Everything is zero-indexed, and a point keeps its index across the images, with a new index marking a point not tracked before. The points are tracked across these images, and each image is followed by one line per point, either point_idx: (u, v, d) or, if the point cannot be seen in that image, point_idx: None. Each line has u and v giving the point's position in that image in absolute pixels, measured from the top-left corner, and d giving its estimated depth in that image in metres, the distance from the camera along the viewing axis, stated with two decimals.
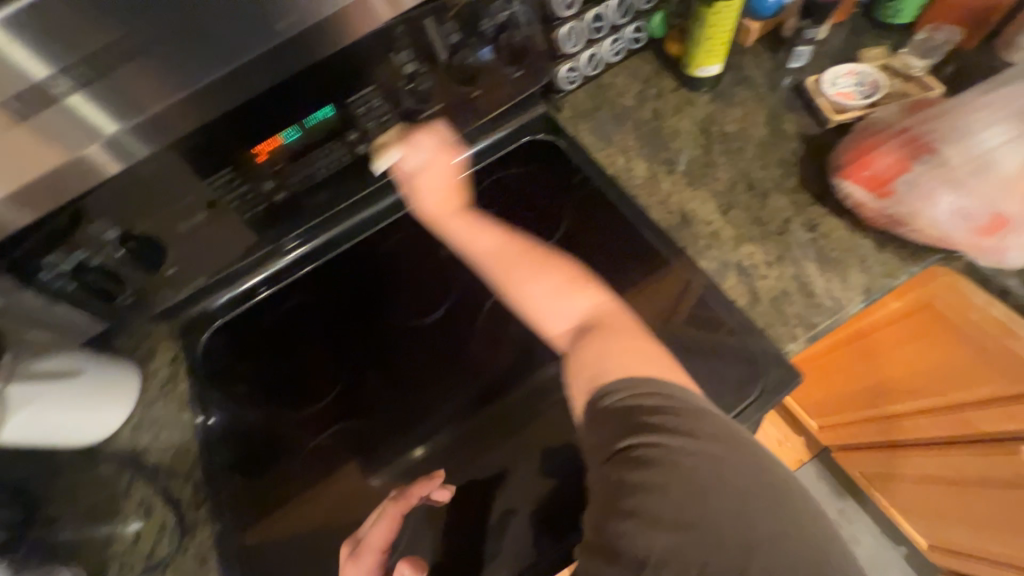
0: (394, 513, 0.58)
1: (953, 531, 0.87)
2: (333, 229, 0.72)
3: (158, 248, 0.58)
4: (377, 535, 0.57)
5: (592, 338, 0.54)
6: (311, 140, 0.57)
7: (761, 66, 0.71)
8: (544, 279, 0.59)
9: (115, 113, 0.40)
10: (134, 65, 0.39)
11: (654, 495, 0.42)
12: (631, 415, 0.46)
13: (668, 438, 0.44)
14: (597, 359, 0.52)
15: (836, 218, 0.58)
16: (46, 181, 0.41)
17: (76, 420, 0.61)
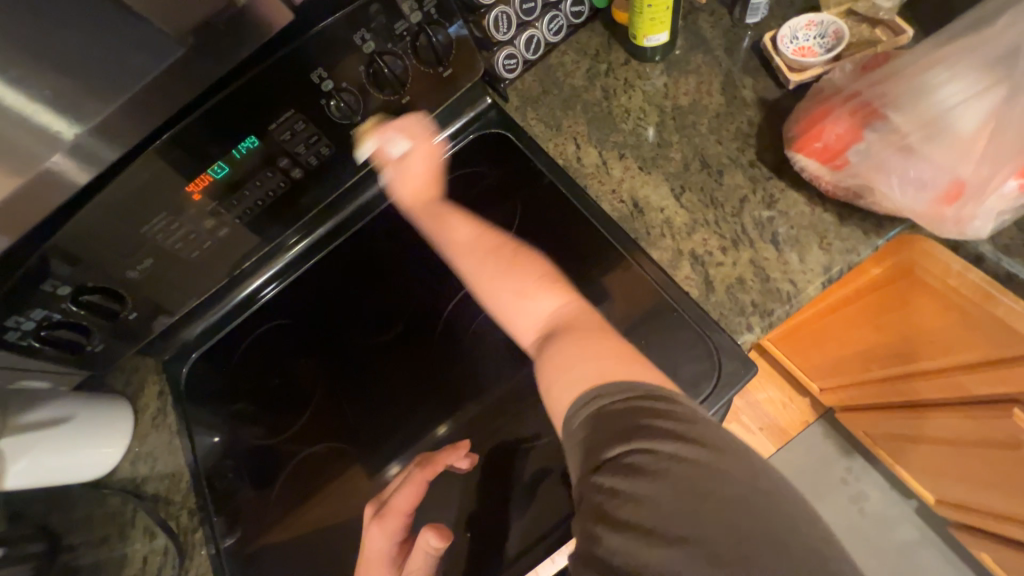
0: (420, 478, 0.56)
1: (958, 487, 0.86)
2: (329, 221, 0.73)
3: (117, 296, 0.59)
4: (404, 498, 0.55)
5: (558, 342, 0.47)
6: (241, 174, 0.56)
7: (716, 25, 0.65)
8: (507, 280, 0.54)
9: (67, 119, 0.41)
10: (59, 70, 0.38)
11: (647, 506, 0.35)
12: (616, 420, 0.39)
13: (664, 444, 0.36)
14: (564, 364, 0.45)
15: (795, 193, 0.55)
16: (21, 201, 0.42)
17: (73, 462, 0.65)
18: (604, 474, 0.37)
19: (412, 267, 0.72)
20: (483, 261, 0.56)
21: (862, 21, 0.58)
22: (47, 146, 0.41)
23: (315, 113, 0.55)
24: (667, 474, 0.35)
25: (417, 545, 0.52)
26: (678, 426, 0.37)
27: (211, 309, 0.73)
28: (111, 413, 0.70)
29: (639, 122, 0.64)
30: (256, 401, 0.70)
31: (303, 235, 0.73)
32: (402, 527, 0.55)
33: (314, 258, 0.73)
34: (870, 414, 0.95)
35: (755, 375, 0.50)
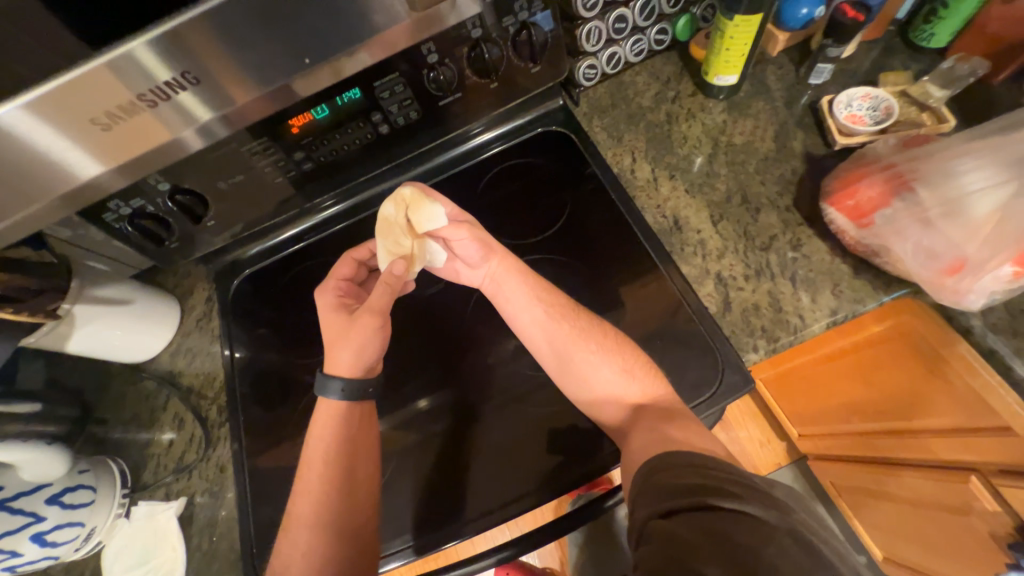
0: (351, 254, 0.68)
1: (906, 547, 0.92)
2: (362, 194, 0.77)
3: (203, 203, 0.66)
4: (339, 270, 0.67)
5: (645, 423, 0.53)
6: (337, 119, 0.62)
7: (782, 79, 0.72)
8: (606, 358, 0.58)
9: (212, 106, 0.47)
10: (233, 67, 0.44)
11: (747, 554, 0.35)
12: (694, 479, 0.43)
13: (743, 506, 0.39)
14: (652, 438, 0.50)
15: (820, 241, 0.61)
16: (150, 154, 0.49)
17: (126, 341, 0.72)
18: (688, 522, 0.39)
19: None
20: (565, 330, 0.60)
21: (912, 104, 0.64)
22: (186, 124, 0.47)
23: (415, 80, 0.62)
24: (761, 534, 0.37)
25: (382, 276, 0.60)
26: (763, 498, 0.40)
27: (256, 241, 0.78)
28: (163, 308, 0.76)
29: (693, 150, 0.70)
30: (288, 328, 0.76)
31: (338, 202, 0.77)
32: (338, 289, 0.66)
33: (351, 220, 0.78)
34: (839, 465, 1.01)
35: (751, 390, 0.56)
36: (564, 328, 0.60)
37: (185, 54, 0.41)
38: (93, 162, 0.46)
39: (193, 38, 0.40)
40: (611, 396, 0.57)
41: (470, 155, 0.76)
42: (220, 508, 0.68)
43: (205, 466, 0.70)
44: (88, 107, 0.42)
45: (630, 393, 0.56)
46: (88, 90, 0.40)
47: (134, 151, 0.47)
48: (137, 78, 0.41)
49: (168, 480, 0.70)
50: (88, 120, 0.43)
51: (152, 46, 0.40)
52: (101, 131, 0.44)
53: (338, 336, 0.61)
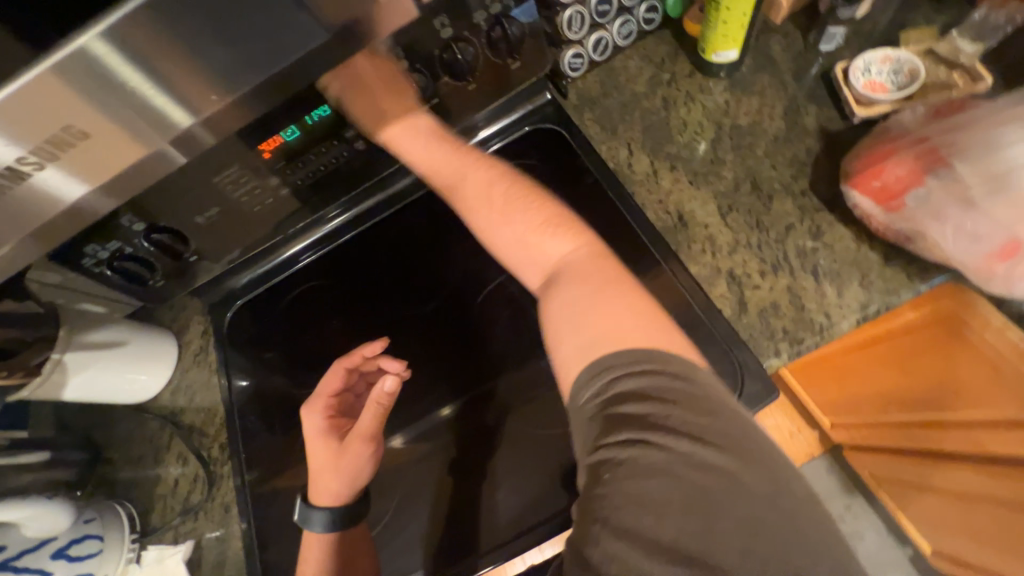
0: (337, 366, 0.63)
1: (955, 540, 0.86)
2: (370, 199, 0.72)
3: (183, 238, 0.63)
4: (327, 383, 0.64)
5: (565, 288, 0.47)
6: (309, 139, 0.59)
7: (788, 48, 0.65)
8: (525, 211, 0.53)
9: (190, 109, 0.33)
10: None
11: (651, 514, 0.35)
12: (628, 398, 0.38)
13: (671, 439, 0.37)
14: (575, 316, 0.44)
15: (842, 227, 0.55)
16: None
17: (123, 383, 0.70)
18: (609, 468, 0.37)
19: (450, 251, 0.77)
20: (484, 196, 0.55)
21: (941, 63, 0.57)
22: (167, 133, 0.34)
23: None
24: (679, 475, 0.36)
25: (369, 398, 0.58)
26: (696, 424, 0.37)
27: (258, 263, 0.74)
28: (158, 346, 0.75)
29: (695, 136, 0.64)
30: (292, 352, 0.77)
31: (343, 211, 0.72)
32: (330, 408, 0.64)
33: (355, 232, 0.73)
34: (875, 454, 0.95)
35: (777, 399, 0.51)
36: (491, 204, 0.54)
37: (139, 53, 0.29)
38: (75, 185, 0.34)
39: (140, 37, 0.28)
40: (532, 262, 0.52)
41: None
42: (229, 546, 0.67)
43: (212, 506, 0.69)
44: (34, 126, 0.29)
45: (544, 252, 0.51)
46: (29, 104, 0.28)
47: (115, 172, 0.35)
48: (80, 80, 0.29)
49: (175, 522, 0.69)
50: (40, 140, 0.30)
51: None
52: (64, 152, 0.32)
53: (331, 467, 0.60)
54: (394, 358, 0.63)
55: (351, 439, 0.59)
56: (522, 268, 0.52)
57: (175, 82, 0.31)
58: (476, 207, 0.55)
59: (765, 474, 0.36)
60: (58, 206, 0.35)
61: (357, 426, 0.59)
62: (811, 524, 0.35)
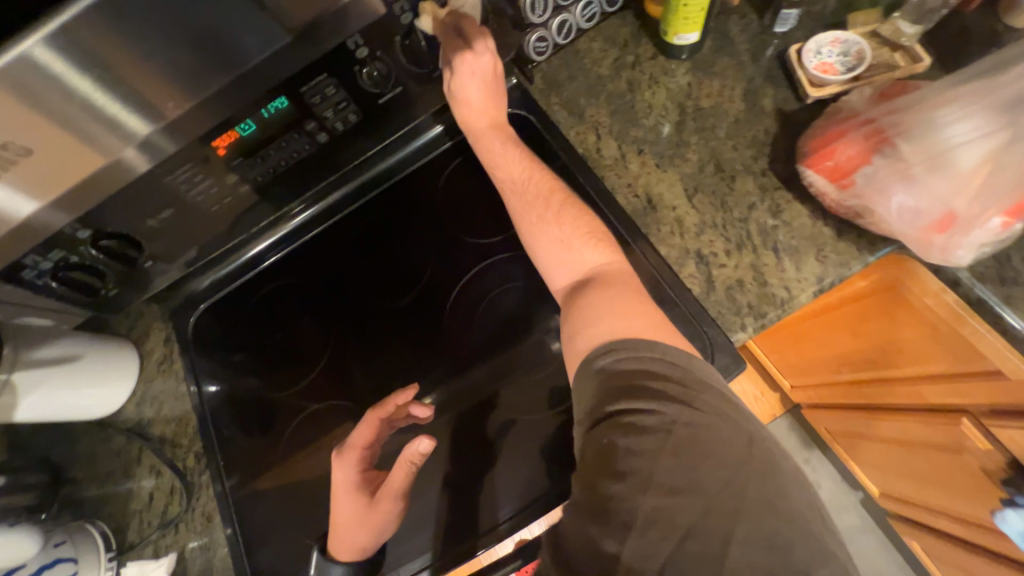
0: (373, 418, 0.57)
1: (902, 483, 0.95)
2: (334, 194, 0.70)
3: (134, 243, 0.59)
4: (360, 434, 0.57)
5: (593, 290, 0.51)
6: (266, 132, 0.56)
7: (745, 29, 0.67)
8: (550, 232, 0.56)
9: (143, 117, 0.45)
10: (132, 63, 0.40)
11: (647, 461, 0.39)
12: (624, 379, 0.43)
13: (668, 405, 0.41)
14: (589, 322, 0.48)
15: (800, 205, 0.58)
16: (89, 176, 0.47)
17: (81, 401, 0.66)
18: (610, 431, 0.41)
19: (417, 235, 0.74)
20: (529, 203, 0.58)
21: (884, 44, 0.60)
22: (122, 138, 0.46)
23: (348, 79, 0.56)
24: (667, 433, 0.40)
25: (402, 456, 0.54)
26: (677, 389, 0.42)
27: (218, 266, 0.71)
28: (115, 358, 0.71)
29: (660, 119, 0.66)
30: (263, 351, 0.74)
31: (308, 206, 0.70)
32: (362, 460, 0.58)
33: (320, 228, 0.71)
34: (830, 412, 1.04)
35: (744, 370, 0.53)
36: (530, 222, 0.58)
37: (94, 58, 0.38)
38: (36, 190, 0.45)
39: (92, 40, 0.38)
40: (567, 267, 0.55)
41: (419, 152, 0.71)
42: (213, 555, 0.65)
43: (192, 516, 0.67)
44: (19, 141, 0.40)
45: (581, 261, 0.55)
46: (4, 115, 0.38)
47: (77, 172, 0.46)
48: (55, 93, 0.39)
49: (154, 536, 0.66)
50: (6, 152, 0.40)
51: (60, 62, 0.37)
52: (33, 157, 0.42)
53: (356, 522, 0.56)
54: (422, 402, 0.62)
55: (380, 496, 0.55)
56: (551, 268, 0.57)
57: (128, 88, 0.42)
58: (528, 210, 0.58)
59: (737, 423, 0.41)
60: (16, 212, 0.46)
61: (387, 482, 0.56)
62: (786, 484, 0.38)
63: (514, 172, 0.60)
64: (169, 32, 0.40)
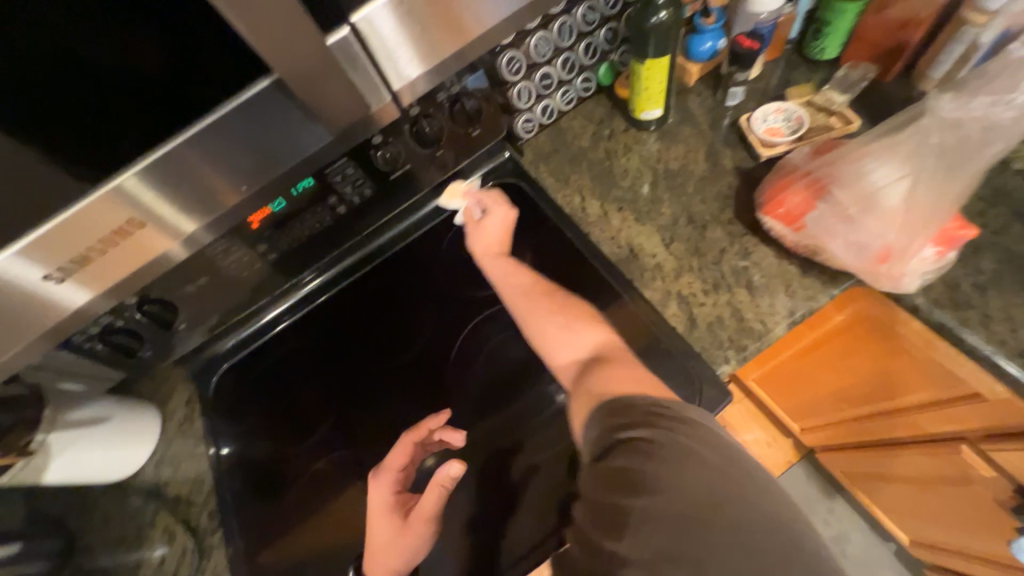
0: (407, 440, 0.65)
1: (926, 525, 0.91)
2: (344, 262, 0.79)
3: (171, 308, 0.67)
4: (396, 456, 0.66)
5: (592, 367, 0.56)
6: (294, 208, 0.65)
7: (702, 104, 0.78)
8: (551, 315, 0.64)
9: (197, 217, 0.48)
10: (200, 172, 0.44)
11: (646, 473, 0.42)
12: (619, 418, 0.47)
13: (665, 427, 0.44)
14: (592, 385, 0.54)
15: (765, 247, 0.64)
16: (136, 274, 0.49)
17: (106, 462, 0.69)
18: (614, 453, 0.45)
19: (422, 290, 0.80)
20: (528, 293, 0.67)
21: (820, 110, 0.70)
22: (172, 237, 0.48)
23: (363, 161, 0.66)
24: (658, 455, 0.42)
25: (433, 479, 0.59)
26: (669, 419, 0.45)
27: (243, 327, 0.78)
28: (141, 418, 0.75)
29: (636, 180, 0.75)
30: (275, 410, 0.76)
31: (319, 274, 0.78)
32: (397, 483, 0.65)
33: (335, 289, 0.79)
34: (842, 452, 1.02)
35: (731, 400, 0.57)
36: (533, 307, 0.65)
37: (172, 171, 0.42)
38: (90, 286, 0.47)
39: (172, 157, 0.41)
40: (567, 345, 0.61)
41: (423, 220, 0.80)
42: None
43: None
44: (89, 247, 0.43)
45: (580, 341, 0.61)
46: (79, 225, 0.41)
47: (126, 271, 0.48)
48: (130, 203, 0.42)
49: None
50: (73, 256, 0.43)
51: (139, 177, 0.41)
52: (91, 262, 0.45)
53: (392, 543, 0.61)
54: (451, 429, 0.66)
55: (414, 517, 0.61)
56: (553, 350, 0.62)
57: (193, 193, 0.45)
58: (533, 305, 0.65)
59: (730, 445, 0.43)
60: (62, 310, 0.47)
61: (420, 506, 0.61)
62: (771, 490, 0.41)
63: (521, 282, 0.70)
64: (244, 151, 0.45)
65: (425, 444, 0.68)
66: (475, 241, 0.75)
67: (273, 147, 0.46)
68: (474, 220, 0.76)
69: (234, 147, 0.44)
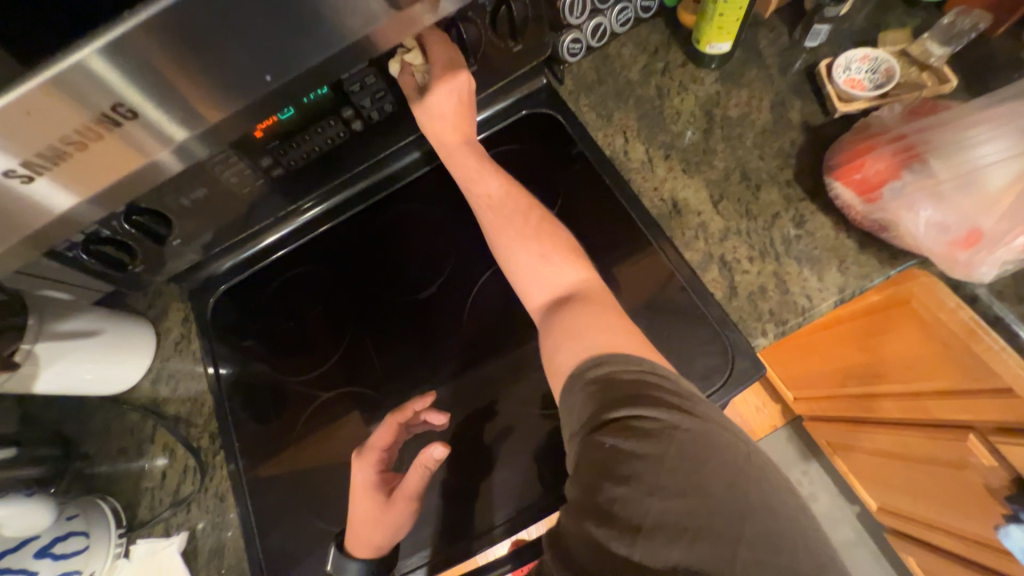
0: (393, 421, 0.59)
1: (900, 497, 0.96)
2: (343, 193, 0.73)
3: (164, 219, 0.60)
4: (379, 436, 0.60)
5: (572, 309, 0.53)
6: (305, 117, 0.56)
7: (775, 43, 0.68)
8: (532, 245, 0.59)
9: (187, 124, 0.36)
10: (198, 57, 0.32)
11: (647, 463, 0.41)
12: (620, 387, 0.44)
13: (665, 412, 0.43)
14: (574, 329, 0.51)
15: (824, 216, 0.59)
16: (119, 185, 0.38)
17: (98, 377, 0.66)
18: (613, 435, 0.42)
19: (438, 226, 0.74)
20: (509, 224, 0.61)
21: (912, 64, 0.61)
22: (161, 145, 0.36)
23: (387, 70, 0.56)
24: (671, 442, 0.41)
25: (416, 460, 0.55)
26: (675, 399, 0.44)
27: (250, 244, 0.73)
28: (135, 334, 0.71)
29: (687, 125, 0.67)
30: (272, 340, 0.72)
31: (319, 202, 0.73)
32: (382, 462, 0.59)
33: (329, 224, 0.74)
34: (832, 423, 1.05)
35: (762, 377, 0.55)
36: (511, 234, 0.60)
37: (139, 68, 0.31)
38: (63, 196, 0.36)
39: (148, 39, 0.30)
40: (543, 281, 0.57)
41: (431, 157, 0.73)
42: (225, 533, 0.64)
43: (205, 496, 0.66)
44: (50, 146, 0.32)
45: (552, 274, 0.57)
46: (29, 118, 0.30)
47: (107, 179, 0.37)
48: (91, 95, 0.31)
49: (166, 514, 0.65)
50: (33, 154, 0.32)
51: (100, 61, 0.30)
52: (65, 162, 0.34)
53: (375, 521, 0.57)
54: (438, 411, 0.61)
55: (397, 496, 0.57)
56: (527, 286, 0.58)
57: (180, 104, 0.34)
58: (508, 224, 0.60)
59: (729, 436, 0.43)
60: (40, 219, 0.37)
61: (404, 484, 0.57)
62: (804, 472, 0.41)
63: (489, 193, 0.63)
64: (239, 63, 0.34)
65: (410, 423, 0.63)
66: (426, 126, 0.62)
67: (308, 24, 0.34)
68: (417, 91, 0.59)
69: (222, 56, 0.33)
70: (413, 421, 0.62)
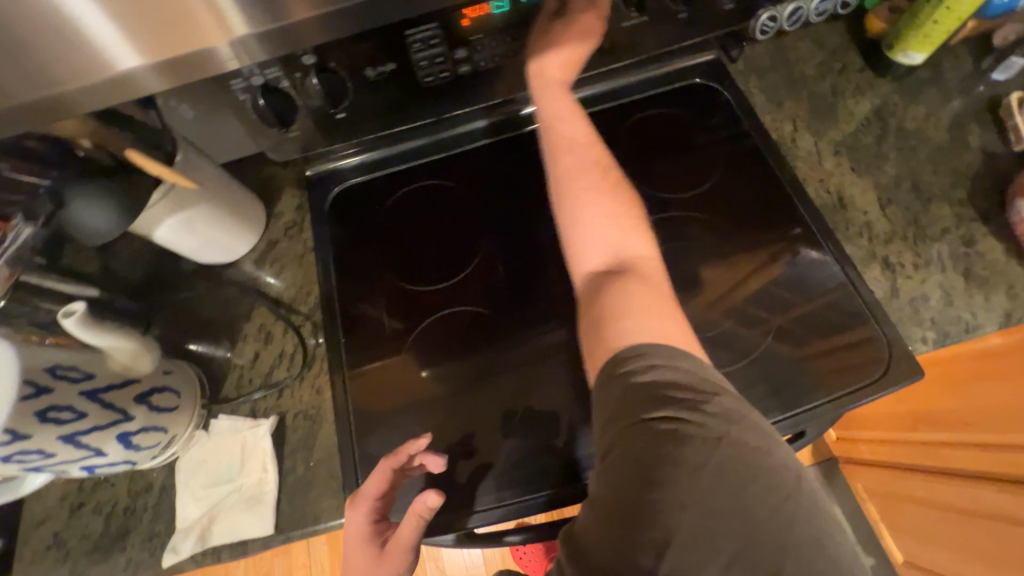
0: (384, 468, 0.50)
1: (938, 552, 0.95)
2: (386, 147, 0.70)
3: (342, 86, 0.56)
4: (371, 484, 0.51)
5: (622, 282, 0.48)
6: (517, 16, 0.54)
7: (958, 68, 0.68)
8: (604, 197, 0.52)
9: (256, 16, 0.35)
10: None
11: (681, 472, 0.37)
12: (663, 387, 0.40)
13: (700, 417, 0.38)
14: (625, 318, 0.45)
15: (995, 239, 0.58)
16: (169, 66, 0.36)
17: (211, 239, 0.63)
18: (652, 440, 0.38)
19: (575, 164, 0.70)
20: (592, 174, 0.54)
21: None
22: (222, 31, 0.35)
23: None
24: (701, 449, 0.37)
25: (410, 510, 0.49)
26: (709, 406, 0.39)
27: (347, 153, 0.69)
28: (253, 209, 0.68)
29: (860, 128, 0.66)
30: (382, 248, 0.67)
31: (358, 150, 0.70)
32: (376, 511, 0.51)
33: (368, 175, 0.71)
34: (880, 468, 1.05)
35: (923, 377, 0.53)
36: (586, 198, 0.53)
37: None
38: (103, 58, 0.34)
39: None
40: (597, 248, 0.51)
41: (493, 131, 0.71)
42: (316, 428, 0.60)
43: (299, 387, 0.62)
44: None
45: (624, 246, 0.51)
46: None
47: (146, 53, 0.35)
48: None
49: (253, 396, 0.61)
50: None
51: None
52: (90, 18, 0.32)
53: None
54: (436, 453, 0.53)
55: (391, 548, 0.49)
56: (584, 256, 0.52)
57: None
58: (575, 179, 0.54)
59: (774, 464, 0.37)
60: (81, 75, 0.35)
61: (399, 538, 0.49)
62: None
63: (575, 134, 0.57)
64: None
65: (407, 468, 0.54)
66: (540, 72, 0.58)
67: None
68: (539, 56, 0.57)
69: None
70: (411, 467, 0.53)
